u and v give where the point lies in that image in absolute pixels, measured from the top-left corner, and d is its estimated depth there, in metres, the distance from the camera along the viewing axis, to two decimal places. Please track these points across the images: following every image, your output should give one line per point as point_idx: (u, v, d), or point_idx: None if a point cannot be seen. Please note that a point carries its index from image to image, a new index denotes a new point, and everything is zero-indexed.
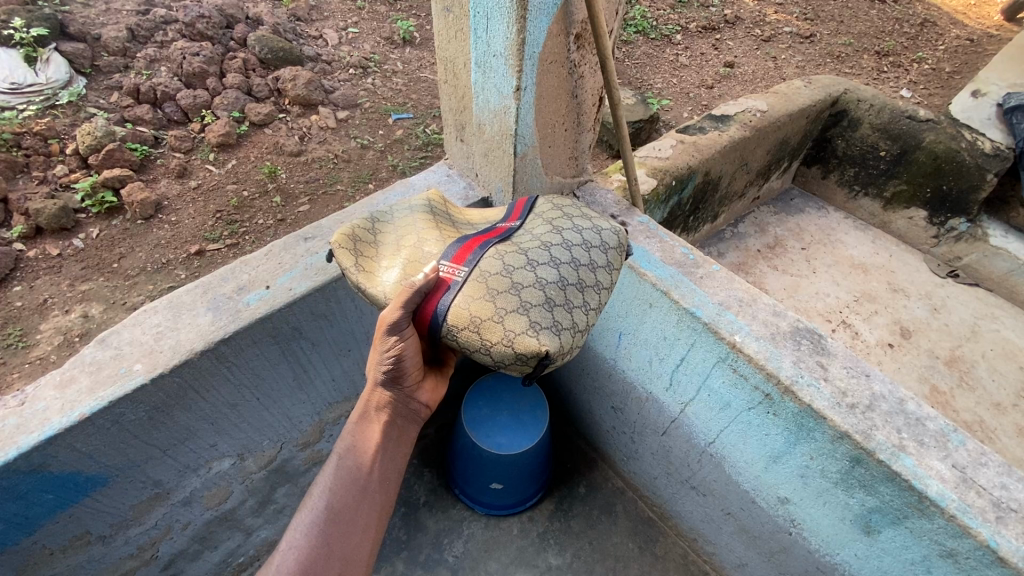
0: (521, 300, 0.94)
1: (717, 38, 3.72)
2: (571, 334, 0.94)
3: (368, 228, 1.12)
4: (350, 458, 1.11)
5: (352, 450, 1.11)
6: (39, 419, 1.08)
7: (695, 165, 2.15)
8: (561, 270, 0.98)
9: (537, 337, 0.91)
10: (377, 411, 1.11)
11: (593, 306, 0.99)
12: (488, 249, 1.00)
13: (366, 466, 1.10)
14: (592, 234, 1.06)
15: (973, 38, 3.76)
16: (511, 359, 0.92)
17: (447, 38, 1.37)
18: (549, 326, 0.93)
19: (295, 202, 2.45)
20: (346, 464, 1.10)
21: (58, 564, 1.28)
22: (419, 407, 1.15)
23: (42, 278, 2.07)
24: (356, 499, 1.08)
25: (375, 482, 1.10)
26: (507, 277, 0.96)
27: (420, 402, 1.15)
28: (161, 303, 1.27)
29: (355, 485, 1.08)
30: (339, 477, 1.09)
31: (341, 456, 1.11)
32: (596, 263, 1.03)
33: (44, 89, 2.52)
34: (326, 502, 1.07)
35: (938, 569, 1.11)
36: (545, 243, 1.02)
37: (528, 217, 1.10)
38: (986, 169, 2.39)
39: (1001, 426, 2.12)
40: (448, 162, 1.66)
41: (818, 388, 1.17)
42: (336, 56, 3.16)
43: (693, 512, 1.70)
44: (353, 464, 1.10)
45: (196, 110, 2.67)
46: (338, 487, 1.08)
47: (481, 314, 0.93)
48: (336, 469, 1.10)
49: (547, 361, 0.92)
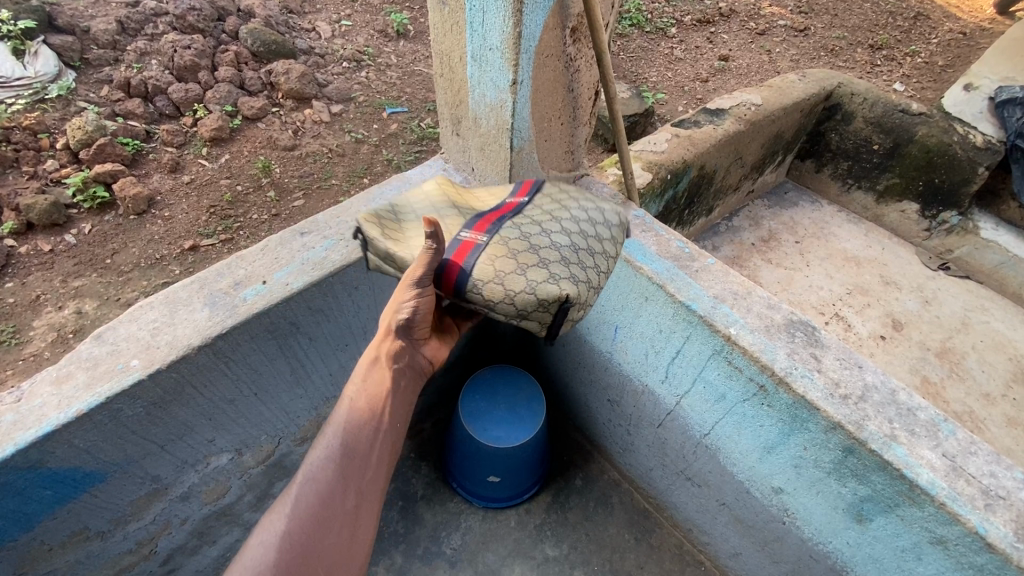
0: (540, 258, 0.96)
1: (711, 32, 3.72)
2: (587, 289, 0.96)
3: (389, 211, 1.14)
4: (361, 399, 1.08)
5: (363, 392, 1.09)
6: (36, 415, 1.08)
7: (690, 160, 2.15)
8: (573, 237, 1.01)
9: (559, 285, 0.94)
10: (390, 359, 1.10)
11: (603, 270, 1.02)
12: (505, 222, 1.01)
13: (378, 406, 1.08)
14: (597, 211, 1.09)
15: (966, 32, 3.78)
16: (534, 306, 0.93)
17: (443, 31, 1.35)
18: (569, 276, 0.95)
19: (289, 197, 2.46)
20: (358, 404, 1.08)
21: (57, 560, 1.28)
22: (422, 360, 1.16)
23: (36, 274, 2.09)
24: (370, 438, 1.07)
25: (386, 423, 1.09)
26: (524, 241, 0.98)
27: (425, 356, 1.17)
28: (157, 298, 1.26)
29: (369, 423, 1.07)
30: (352, 417, 1.07)
31: (351, 399, 1.09)
32: (603, 235, 1.05)
33: (32, 83, 2.50)
34: (340, 440, 1.06)
35: (929, 556, 1.13)
36: (556, 215, 1.04)
37: (538, 192, 1.10)
38: (978, 162, 2.41)
39: (991, 416, 2.15)
40: (444, 156, 1.63)
41: (812, 379, 1.19)
42: (329, 48, 3.15)
43: (688, 503, 1.72)
44: (364, 405, 1.08)
45: (186, 105, 2.64)
46: (352, 426, 1.07)
47: (500, 270, 0.94)
48: (347, 411, 1.08)
49: (569, 306, 0.95)
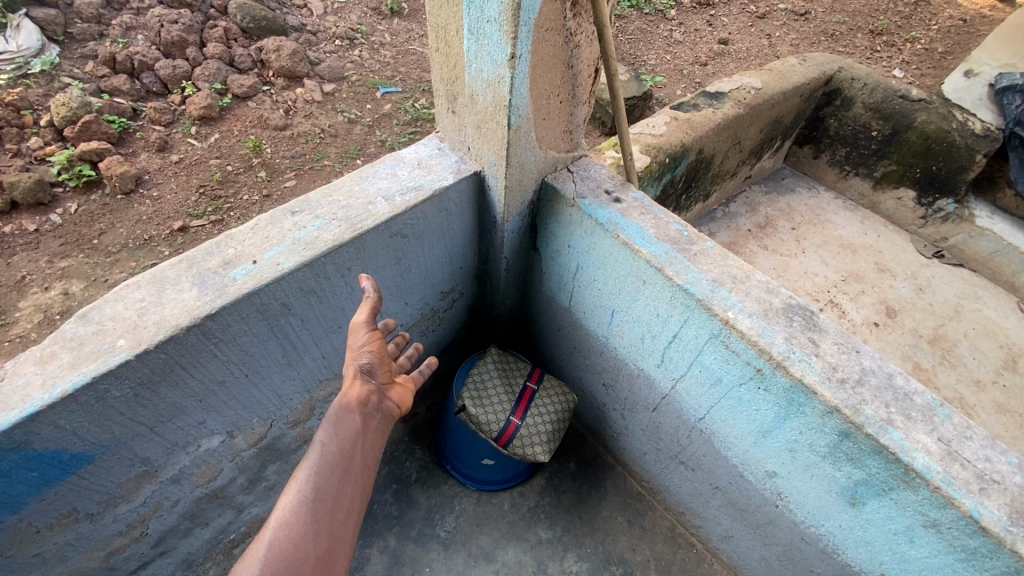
0: None
1: (711, 15, 3.69)
2: None
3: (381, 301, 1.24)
4: (333, 445, 1.06)
5: (334, 438, 1.07)
6: (20, 396, 1.05)
7: (689, 143, 2.14)
8: None
9: None
10: (358, 403, 1.14)
11: None
12: None
13: (348, 451, 1.07)
14: None
15: (967, 19, 3.75)
16: None
17: (438, 4, 1.30)
18: None
19: (281, 177, 2.49)
20: (330, 450, 1.05)
21: (45, 542, 1.26)
22: (390, 406, 1.20)
23: (21, 254, 2.16)
24: (339, 483, 1.02)
25: (357, 466, 1.06)
26: None
27: (392, 401, 1.21)
28: (145, 278, 1.23)
29: (339, 468, 1.04)
30: (324, 460, 1.03)
31: (322, 443, 1.05)
32: None
33: (15, 58, 2.57)
34: (313, 484, 1.00)
35: (922, 539, 1.14)
36: None
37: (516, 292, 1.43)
38: (976, 150, 2.40)
39: (981, 403, 2.18)
40: (439, 135, 1.60)
41: (809, 363, 1.18)
42: (322, 27, 3.18)
43: (681, 486, 1.72)
44: (336, 450, 1.05)
45: (175, 82, 2.69)
46: (322, 470, 1.02)
47: None
48: (318, 456, 1.04)
49: None
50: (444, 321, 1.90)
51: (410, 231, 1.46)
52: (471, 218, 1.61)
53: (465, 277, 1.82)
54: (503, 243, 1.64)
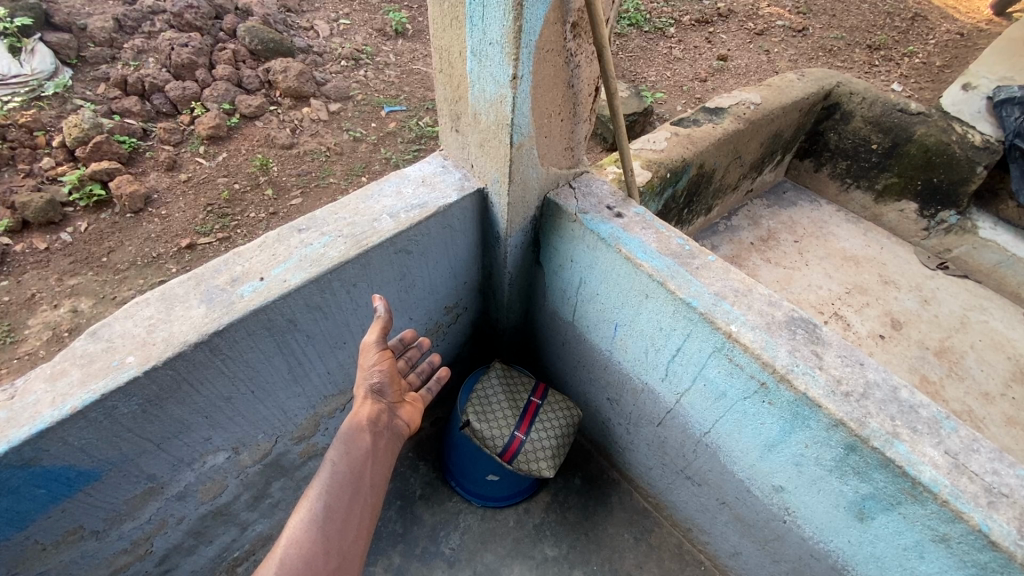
0: None
1: (710, 32, 3.75)
2: None
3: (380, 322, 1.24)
4: (344, 463, 1.06)
5: (345, 458, 1.07)
6: (31, 412, 1.07)
7: (690, 157, 2.16)
8: None
9: None
10: (368, 421, 1.15)
11: None
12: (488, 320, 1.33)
13: (359, 470, 1.07)
14: None
15: (964, 33, 3.79)
16: None
17: (442, 27, 1.33)
18: None
19: (287, 195, 2.53)
20: (340, 469, 1.05)
21: (51, 560, 1.26)
22: (401, 425, 1.22)
23: (31, 272, 2.19)
24: (349, 502, 1.02)
25: (367, 485, 1.07)
26: None
27: (402, 419, 1.23)
28: (154, 295, 1.25)
29: (349, 487, 1.04)
30: (335, 479, 1.04)
31: (333, 463, 1.06)
32: None
33: (29, 81, 2.64)
34: (323, 503, 1.00)
35: (932, 554, 1.12)
36: None
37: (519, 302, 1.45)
38: (976, 162, 2.40)
39: (990, 416, 2.16)
40: (443, 153, 1.62)
41: (813, 376, 1.18)
42: (327, 48, 3.25)
43: (688, 502, 1.71)
44: (347, 469, 1.06)
45: (185, 103, 2.76)
46: (333, 489, 1.02)
47: None
48: (329, 475, 1.04)
49: None
50: (449, 335, 1.91)
51: (415, 247, 1.48)
52: (474, 233, 1.63)
53: (468, 291, 1.83)
54: (506, 259, 1.66)
